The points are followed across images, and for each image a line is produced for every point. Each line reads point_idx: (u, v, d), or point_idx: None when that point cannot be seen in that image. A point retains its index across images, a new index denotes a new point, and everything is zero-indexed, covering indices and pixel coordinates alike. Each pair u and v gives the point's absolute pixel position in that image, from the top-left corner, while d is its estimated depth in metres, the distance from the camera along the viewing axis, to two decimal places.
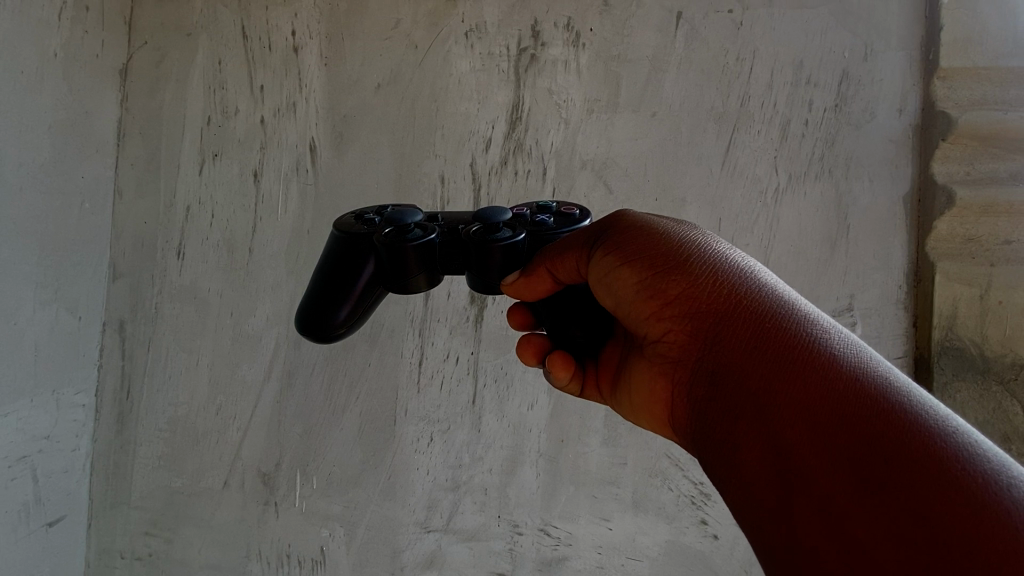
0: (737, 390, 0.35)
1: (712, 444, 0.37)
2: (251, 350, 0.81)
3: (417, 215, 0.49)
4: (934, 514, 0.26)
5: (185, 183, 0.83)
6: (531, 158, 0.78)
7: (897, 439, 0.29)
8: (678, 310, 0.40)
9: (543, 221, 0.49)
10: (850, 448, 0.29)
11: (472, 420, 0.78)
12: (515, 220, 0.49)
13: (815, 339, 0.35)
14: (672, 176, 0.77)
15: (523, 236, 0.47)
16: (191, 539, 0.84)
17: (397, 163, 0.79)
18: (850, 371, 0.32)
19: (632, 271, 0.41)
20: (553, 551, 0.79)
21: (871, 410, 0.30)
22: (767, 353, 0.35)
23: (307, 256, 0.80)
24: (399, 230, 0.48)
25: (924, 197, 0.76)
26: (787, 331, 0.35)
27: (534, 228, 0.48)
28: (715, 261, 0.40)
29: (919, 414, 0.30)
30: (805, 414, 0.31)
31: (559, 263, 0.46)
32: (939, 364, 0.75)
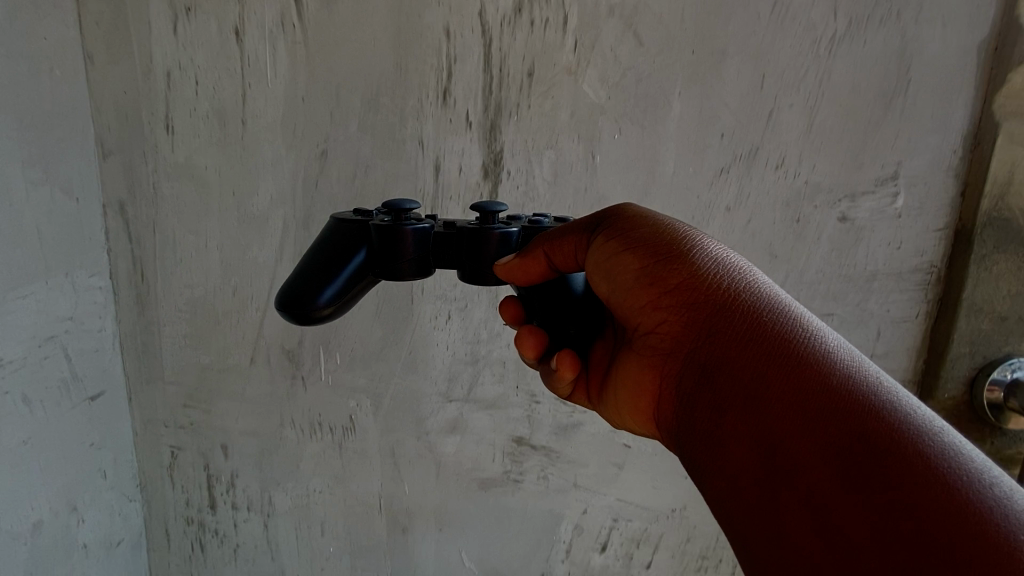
0: (728, 380, 0.40)
1: (704, 427, 0.41)
2: (259, 231, 0.79)
3: (414, 204, 0.52)
4: (909, 499, 0.29)
5: (160, 45, 0.73)
6: (549, 3, 0.67)
7: (885, 432, 0.32)
8: (673, 299, 0.45)
9: (537, 224, 0.55)
10: (834, 434, 0.33)
11: (489, 297, 0.77)
12: (510, 220, 0.55)
13: (810, 339, 0.39)
14: (714, 24, 0.67)
15: (517, 229, 0.53)
16: (228, 410, 0.87)
17: (395, 14, 0.69)
18: (839, 369, 0.36)
19: (631, 258, 0.47)
20: (569, 417, 0.83)
21: (862, 404, 0.33)
22: (756, 346, 0.39)
23: (305, 128, 0.74)
24: (396, 218, 0.51)
25: (1002, 43, 0.66)
26: (779, 327, 0.40)
27: (525, 225, 0.54)
28: (711, 259, 0.45)
29: (910, 412, 0.33)
30: (794, 405, 0.35)
31: (557, 247, 0.51)
32: (981, 236, 0.71)
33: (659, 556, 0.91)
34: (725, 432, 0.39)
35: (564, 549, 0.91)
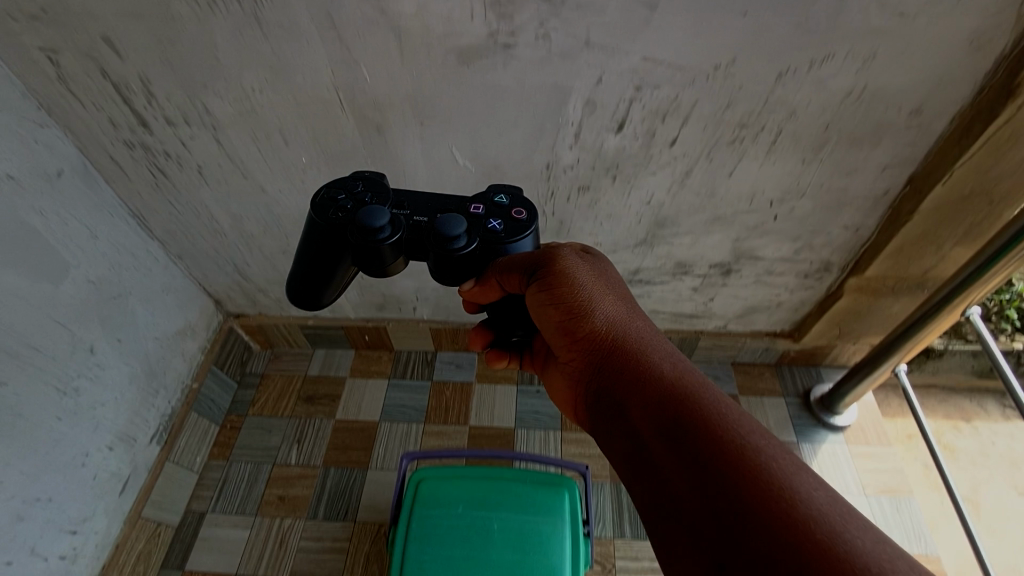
0: (623, 422, 0.48)
1: (613, 457, 0.49)
2: None
3: (383, 213, 0.49)
4: (748, 507, 0.37)
5: None
6: None
7: (731, 459, 0.39)
8: (583, 347, 0.54)
9: (491, 231, 0.51)
10: (696, 459, 0.40)
11: None
12: (474, 224, 0.51)
13: (680, 382, 0.46)
14: None
15: (479, 244, 0.51)
16: None
17: None
18: (701, 409, 0.43)
19: (553, 310, 0.54)
20: None
21: (716, 437, 0.41)
22: (640, 391, 0.48)
23: None
24: (365, 231, 0.49)
25: None
26: (656, 373, 0.48)
27: (481, 232, 0.51)
28: (608, 312, 0.54)
29: (754, 440, 0.40)
30: (666, 444, 0.43)
31: (508, 279, 0.52)
32: None
33: (701, 165, 0.72)
34: (621, 468, 0.47)
35: (572, 134, 0.69)
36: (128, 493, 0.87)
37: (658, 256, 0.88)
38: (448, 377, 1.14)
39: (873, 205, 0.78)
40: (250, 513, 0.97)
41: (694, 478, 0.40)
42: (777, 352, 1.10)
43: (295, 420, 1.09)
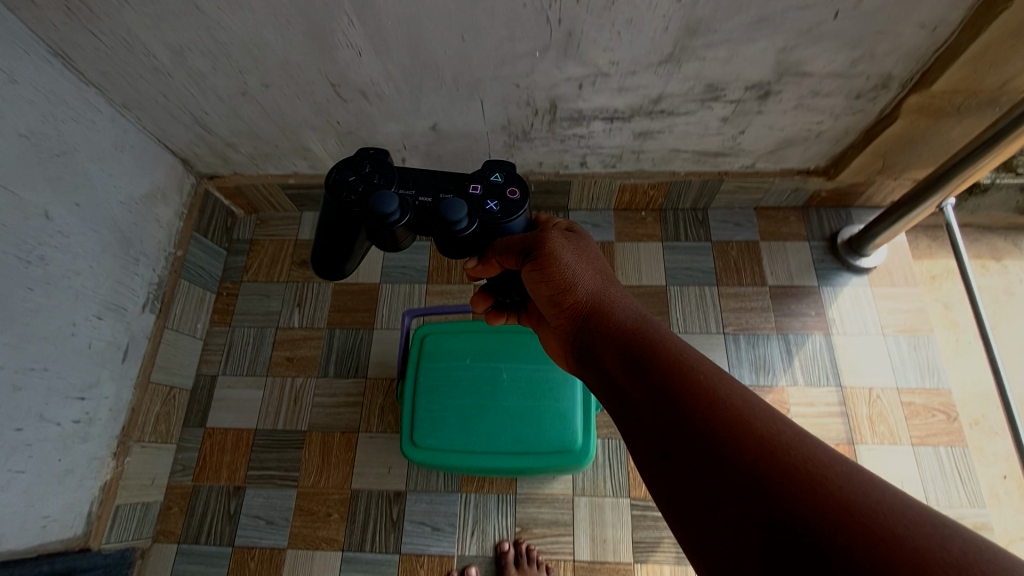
0: (618, 408, 0.39)
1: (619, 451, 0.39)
2: None
3: (391, 197, 0.46)
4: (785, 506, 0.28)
5: None
6: None
7: (751, 445, 0.31)
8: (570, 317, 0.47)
9: (489, 212, 0.47)
10: (710, 450, 0.32)
11: None
12: (474, 203, 0.47)
13: (676, 354, 0.38)
14: None
15: (479, 225, 0.47)
16: None
17: None
18: (703, 386, 0.35)
19: (538, 281, 0.48)
20: None
21: (727, 420, 0.33)
22: (632, 366, 0.40)
23: None
24: (374, 216, 0.46)
25: None
26: (648, 343, 0.40)
27: (480, 214, 0.47)
28: (588, 275, 0.47)
29: (771, 419, 0.32)
30: (668, 437, 0.34)
31: (506, 258, 0.48)
32: None
33: None
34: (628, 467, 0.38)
35: None
36: (132, 361, 0.86)
37: (684, 77, 0.74)
38: None
39: None
40: (261, 373, 0.97)
41: (711, 478, 0.31)
42: (806, 194, 1.00)
43: (292, 285, 1.04)
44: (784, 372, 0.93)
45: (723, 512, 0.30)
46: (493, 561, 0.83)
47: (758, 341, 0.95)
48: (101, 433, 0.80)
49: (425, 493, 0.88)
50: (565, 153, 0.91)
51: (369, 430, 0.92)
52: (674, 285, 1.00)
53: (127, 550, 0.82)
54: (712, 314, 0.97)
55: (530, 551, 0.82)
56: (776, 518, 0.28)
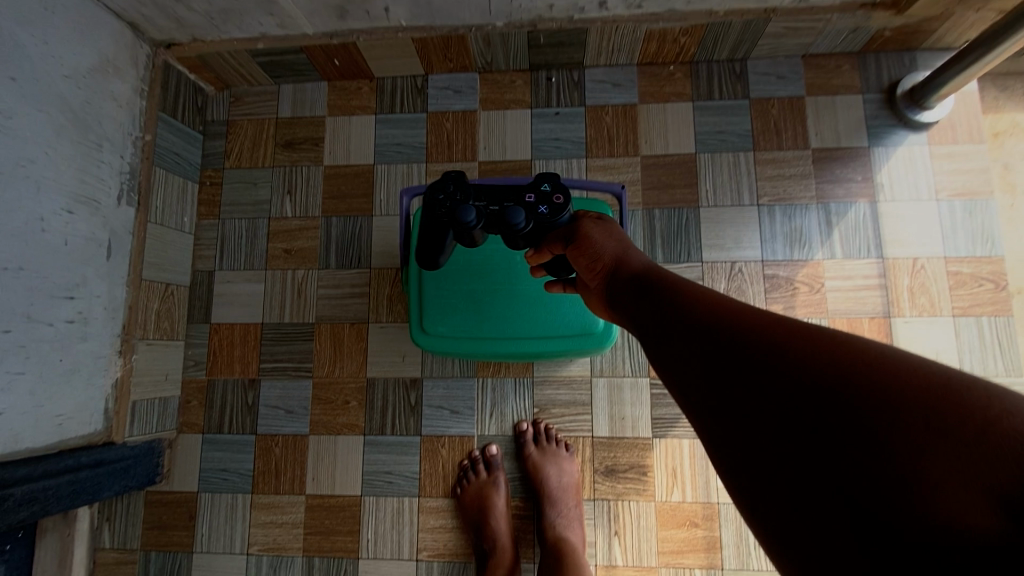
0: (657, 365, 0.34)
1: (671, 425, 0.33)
2: None
3: (467, 206, 0.49)
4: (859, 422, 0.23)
5: None
6: None
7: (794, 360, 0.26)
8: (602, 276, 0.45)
9: (544, 216, 0.49)
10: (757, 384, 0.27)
11: None
12: (531, 207, 0.49)
13: (702, 290, 0.35)
14: None
15: (536, 226, 0.49)
16: None
17: None
18: (732, 313, 0.31)
19: (574, 252, 0.47)
20: None
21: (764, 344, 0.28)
22: (661, 311, 0.36)
23: None
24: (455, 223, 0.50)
25: None
26: (671, 283, 0.37)
27: (539, 220, 0.49)
28: (614, 235, 0.47)
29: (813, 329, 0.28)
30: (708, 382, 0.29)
31: (552, 244, 0.50)
32: None
33: None
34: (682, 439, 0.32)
35: None
36: (118, 257, 0.81)
37: None
38: (446, 106, 0.94)
39: None
40: (259, 267, 0.92)
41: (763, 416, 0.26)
42: (867, 34, 0.84)
43: (280, 170, 0.95)
44: (821, 244, 0.85)
45: (748, 422, 0.26)
46: (513, 440, 0.84)
47: (795, 211, 0.86)
48: (101, 333, 0.77)
49: (442, 380, 0.86)
50: None
51: (379, 319, 0.89)
52: (703, 152, 0.89)
53: (154, 441, 0.84)
54: (746, 184, 0.87)
55: (548, 430, 0.83)
56: (807, 412, 0.24)
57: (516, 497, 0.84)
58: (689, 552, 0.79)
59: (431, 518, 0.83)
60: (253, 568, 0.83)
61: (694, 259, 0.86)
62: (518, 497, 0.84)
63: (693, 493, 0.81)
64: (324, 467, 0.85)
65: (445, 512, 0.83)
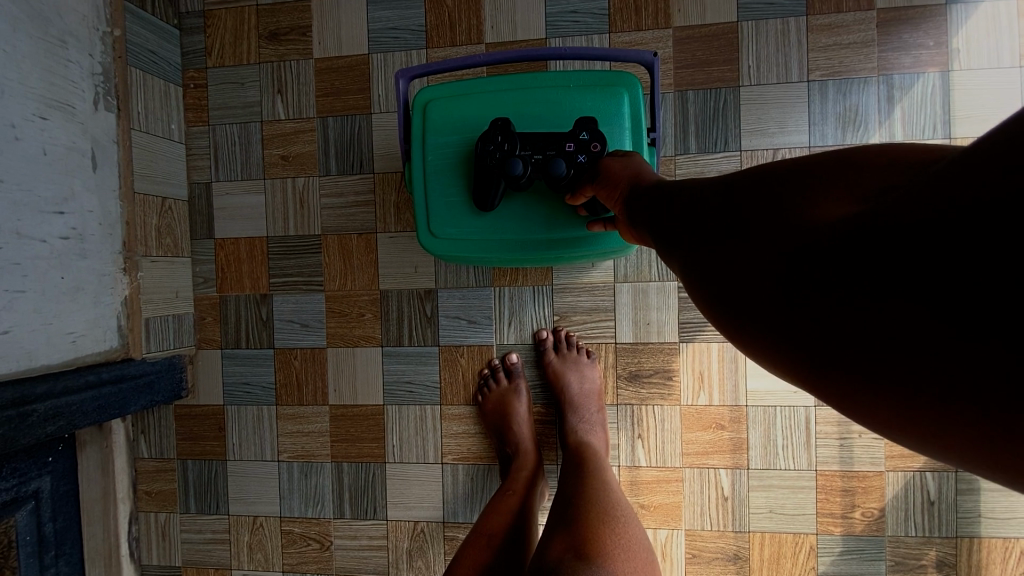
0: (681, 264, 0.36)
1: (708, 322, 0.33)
2: None
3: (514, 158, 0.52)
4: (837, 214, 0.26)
5: None
6: None
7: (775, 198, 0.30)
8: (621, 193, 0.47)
9: (583, 162, 0.52)
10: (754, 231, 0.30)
11: None
12: (572, 156, 0.53)
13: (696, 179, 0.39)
14: None
15: (577, 174, 0.52)
16: None
17: None
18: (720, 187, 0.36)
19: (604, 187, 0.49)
20: None
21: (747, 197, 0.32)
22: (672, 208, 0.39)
23: None
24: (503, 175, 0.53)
25: None
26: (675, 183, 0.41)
27: (580, 167, 0.52)
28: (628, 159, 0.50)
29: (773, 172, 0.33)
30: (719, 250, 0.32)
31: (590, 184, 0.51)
32: None
33: None
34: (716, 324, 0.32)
35: None
36: (106, 169, 0.76)
37: None
38: None
39: None
40: (257, 177, 0.86)
41: (763, 246, 0.29)
42: None
43: (267, 66, 0.85)
44: (878, 125, 0.75)
45: (754, 256, 0.29)
46: (533, 348, 0.82)
47: (851, 88, 0.75)
48: (101, 249, 0.75)
49: (457, 290, 0.83)
50: None
51: (387, 229, 0.84)
52: (747, 20, 0.76)
53: (174, 357, 0.84)
54: (795, 57, 0.75)
55: (570, 338, 0.80)
56: (795, 227, 0.28)
57: (538, 403, 0.83)
58: (714, 453, 0.79)
59: (453, 424, 0.83)
60: (285, 473, 0.86)
61: (732, 149, 0.77)
62: (539, 403, 0.83)
63: (721, 396, 0.78)
64: (345, 379, 0.85)
65: (467, 418, 0.83)
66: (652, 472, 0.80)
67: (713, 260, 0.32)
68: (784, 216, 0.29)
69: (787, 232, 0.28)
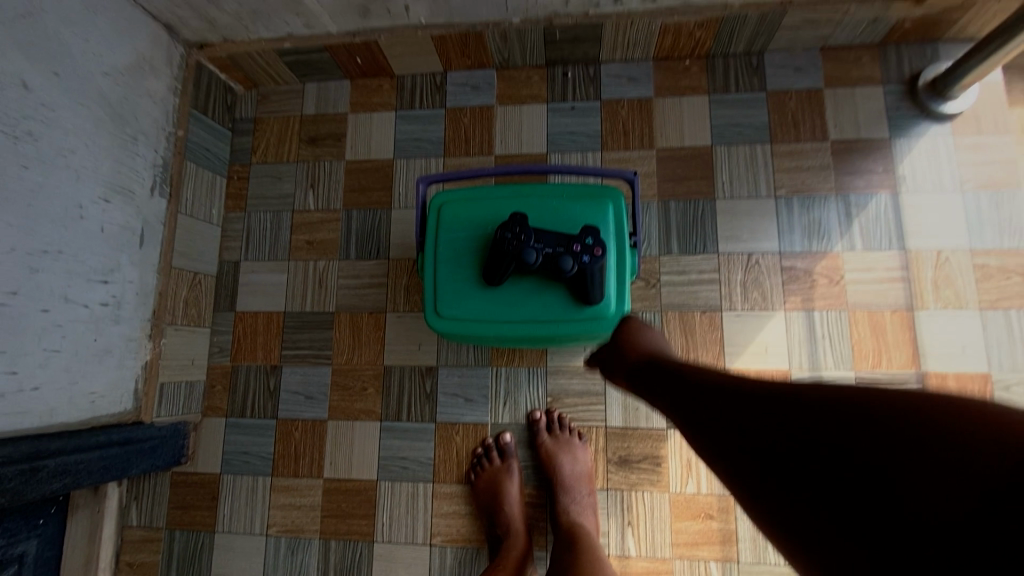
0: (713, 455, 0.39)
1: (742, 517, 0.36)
2: None
3: (528, 246, 0.59)
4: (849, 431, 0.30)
5: None
6: None
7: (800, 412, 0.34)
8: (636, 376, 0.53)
9: (585, 262, 0.60)
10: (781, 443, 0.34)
11: None
12: (576, 254, 0.60)
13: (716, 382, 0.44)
14: None
15: (577, 269, 0.60)
16: None
17: None
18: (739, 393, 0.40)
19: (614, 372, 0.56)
20: None
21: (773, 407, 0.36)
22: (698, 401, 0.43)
23: None
24: (516, 258, 0.60)
25: None
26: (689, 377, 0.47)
27: (582, 266, 0.60)
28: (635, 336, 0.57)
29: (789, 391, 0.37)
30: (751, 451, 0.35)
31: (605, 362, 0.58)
32: None
33: None
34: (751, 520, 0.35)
35: None
36: (150, 246, 0.85)
37: None
38: (464, 102, 0.96)
39: None
40: (283, 258, 0.95)
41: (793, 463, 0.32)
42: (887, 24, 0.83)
43: (303, 164, 0.98)
44: (840, 236, 0.84)
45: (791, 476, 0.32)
46: (526, 428, 0.85)
47: (813, 203, 0.85)
48: (132, 316, 0.81)
49: (457, 368, 0.88)
50: None
51: (396, 309, 0.91)
52: (720, 145, 0.89)
53: (180, 423, 0.87)
54: (763, 177, 0.87)
55: (562, 419, 0.83)
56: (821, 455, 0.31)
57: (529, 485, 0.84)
58: (704, 544, 0.79)
59: (444, 504, 0.84)
60: (272, 549, 0.86)
61: (711, 251, 0.86)
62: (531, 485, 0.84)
63: (708, 485, 0.80)
64: (342, 453, 0.87)
65: (458, 498, 0.84)
66: (642, 563, 0.79)
67: (749, 476, 0.34)
68: (812, 449, 0.32)
69: (817, 474, 0.30)
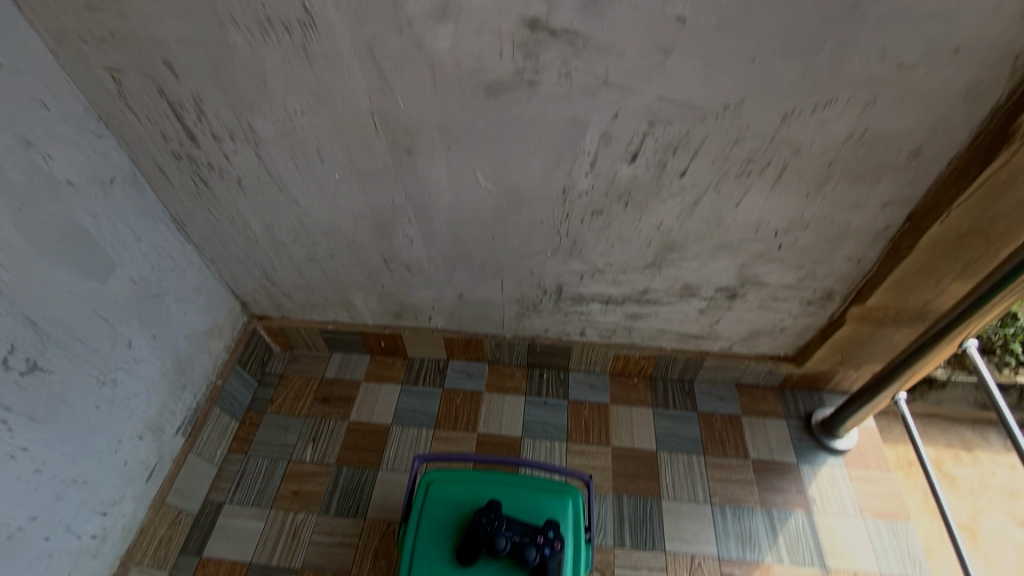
0: None
1: None
2: None
3: (499, 533, 0.71)
4: None
5: None
6: None
7: None
8: None
9: (545, 553, 0.71)
10: None
11: None
12: (538, 545, 0.71)
13: None
14: None
15: (538, 560, 0.71)
16: (144, 11, 0.64)
17: None
18: None
19: None
20: None
21: None
22: None
23: None
24: (487, 543, 0.70)
25: None
26: None
27: (542, 557, 0.71)
28: None
29: None
30: None
31: None
32: None
33: (708, 197, 0.77)
34: None
35: (588, 163, 0.75)
36: (154, 480, 0.94)
37: (665, 277, 0.93)
38: (458, 385, 1.18)
39: (875, 238, 0.81)
40: (265, 505, 1.01)
41: None
42: (780, 376, 1.13)
43: (311, 419, 1.13)
44: (768, 548, 0.96)
45: None
46: None
47: (742, 513, 1.00)
48: (108, 551, 0.87)
49: None
50: (567, 322, 1.08)
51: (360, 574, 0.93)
52: (663, 451, 1.08)
53: None
54: (700, 484, 1.03)
55: None
56: None
57: None
58: None
59: None
60: None
61: (658, 549, 0.96)
62: None
63: None
64: None
65: None
66: None
67: None
68: None
69: None
